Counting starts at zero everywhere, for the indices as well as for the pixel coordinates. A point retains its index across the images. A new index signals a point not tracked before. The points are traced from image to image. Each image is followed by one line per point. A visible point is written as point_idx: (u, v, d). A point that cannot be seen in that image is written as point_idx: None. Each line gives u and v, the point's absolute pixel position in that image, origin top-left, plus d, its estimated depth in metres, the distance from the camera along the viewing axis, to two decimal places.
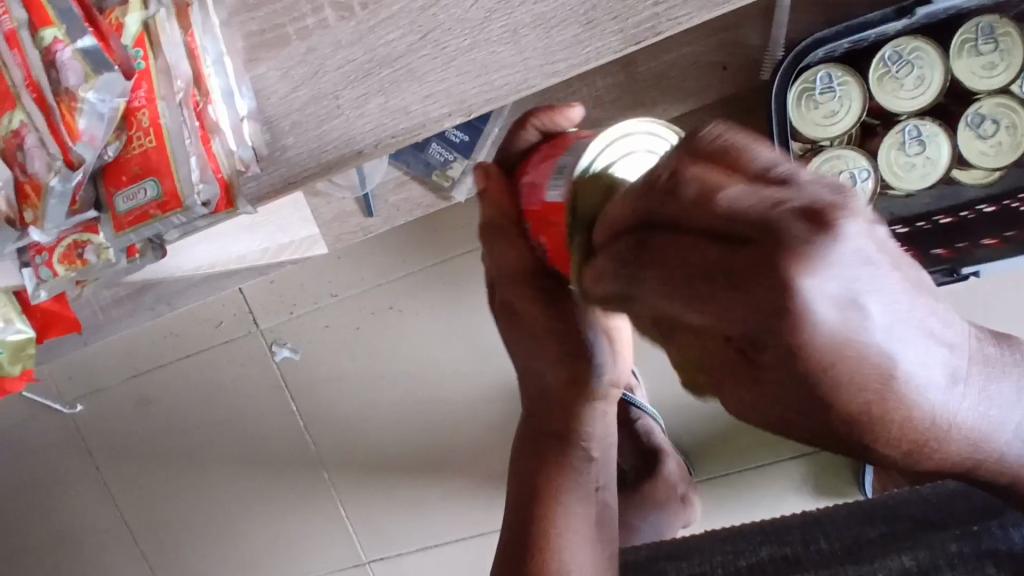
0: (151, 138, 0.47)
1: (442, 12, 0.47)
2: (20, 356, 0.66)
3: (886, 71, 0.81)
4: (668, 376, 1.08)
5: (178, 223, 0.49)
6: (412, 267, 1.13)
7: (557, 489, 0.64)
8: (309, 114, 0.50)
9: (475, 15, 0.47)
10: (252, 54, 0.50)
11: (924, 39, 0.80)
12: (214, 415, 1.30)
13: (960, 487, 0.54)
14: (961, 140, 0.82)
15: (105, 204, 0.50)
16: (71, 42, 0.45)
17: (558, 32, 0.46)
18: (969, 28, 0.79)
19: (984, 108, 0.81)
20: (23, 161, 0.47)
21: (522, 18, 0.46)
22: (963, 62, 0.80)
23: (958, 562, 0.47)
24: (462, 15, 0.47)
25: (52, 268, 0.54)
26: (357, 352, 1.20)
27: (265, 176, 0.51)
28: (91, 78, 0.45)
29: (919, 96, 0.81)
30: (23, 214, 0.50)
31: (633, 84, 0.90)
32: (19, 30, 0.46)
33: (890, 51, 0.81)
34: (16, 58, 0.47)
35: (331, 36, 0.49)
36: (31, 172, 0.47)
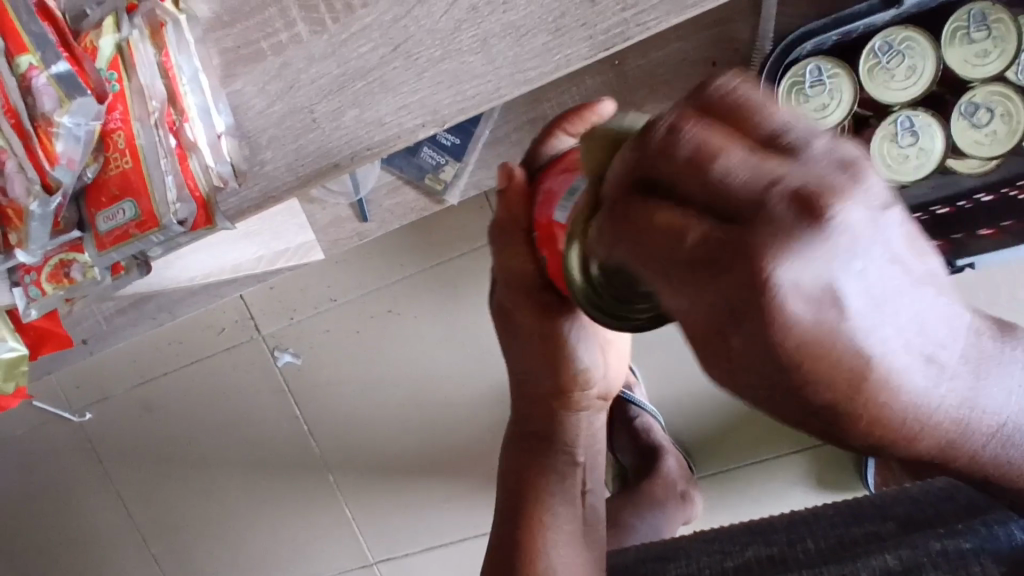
0: (128, 159, 0.48)
1: (413, 24, 0.47)
2: (15, 373, 0.67)
3: (877, 62, 0.81)
4: (668, 373, 1.08)
5: (157, 242, 0.49)
6: (409, 270, 1.13)
7: (546, 487, 0.64)
8: (286, 128, 0.50)
9: (445, 26, 0.47)
10: (227, 71, 0.50)
11: (914, 29, 0.79)
12: (219, 420, 1.32)
13: (949, 485, 0.54)
14: (955, 130, 0.81)
15: (88, 224, 0.51)
16: (45, 68, 0.46)
17: (528, 40, 0.46)
18: (960, 16, 0.79)
19: (978, 96, 0.80)
20: (4, 185, 0.48)
21: (491, 28, 0.46)
22: (956, 51, 0.79)
23: (939, 560, 0.47)
24: (432, 26, 0.47)
25: (42, 287, 0.55)
26: (358, 355, 1.21)
27: (244, 192, 0.51)
28: (65, 103, 0.46)
29: (911, 87, 0.80)
30: (9, 236, 0.50)
31: (622, 82, 0.89)
32: None
33: (881, 42, 0.80)
34: None
35: (304, 51, 0.49)
36: (12, 196, 0.48)
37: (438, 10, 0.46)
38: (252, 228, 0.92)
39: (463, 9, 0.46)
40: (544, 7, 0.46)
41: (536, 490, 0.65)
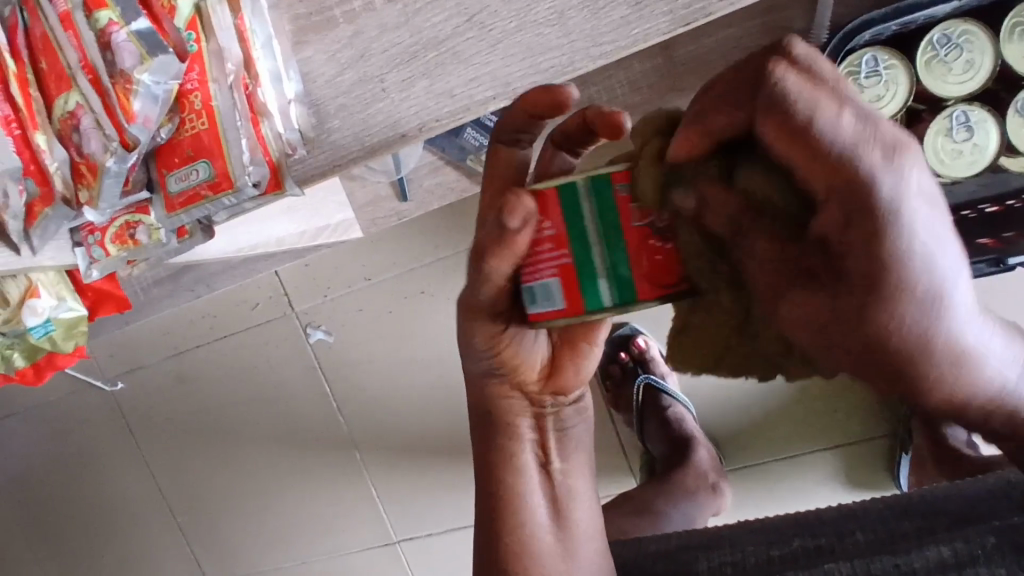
0: (204, 121, 0.48)
1: None
2: (76, 332, 0.69)
3: (934, 55, 0.80)
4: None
5: (228, 204, 0.50)
6: (444, 252, 1.14)
7: (505, 484, 0.55)
8: (355, 97, 0.51)
9: None
10: (299, 37, 0.50)
11: (975, 22, 0.77)
12: (249, 395, 1.33)
13: (1003, 484, 0.54)
14: (1009, 127, 0.80)
15: (157, 184, 0.52)
16: (126, 25, 0.46)
17: (606, 13, 0.46)
18: (1020, 12, 0.77)
19: None
20: (79, 142, 0.49)
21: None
22: (1014, 47, 0.78)
23: (997, 554, 0.47)
24: None
25: (105, 247, 0.56)
26: (390, 336, 1.22)
27: (311, 159, 0.51)
28: (147, 60, 0.46)
29: (967, 81, 0.79)
30: (79, 194, 0.51)
31: (672, 68, 0.89)
32: (74, 10, 0.47)
33: (940, 34, 0.79)
34: (71, 39, 0.47)
35: (377, 19, 0.49)
36: (86, 152, 0.48)
37: None
38: (296, 210, 0.94)
39: None
40: None
41: (494, 487, 0.56)
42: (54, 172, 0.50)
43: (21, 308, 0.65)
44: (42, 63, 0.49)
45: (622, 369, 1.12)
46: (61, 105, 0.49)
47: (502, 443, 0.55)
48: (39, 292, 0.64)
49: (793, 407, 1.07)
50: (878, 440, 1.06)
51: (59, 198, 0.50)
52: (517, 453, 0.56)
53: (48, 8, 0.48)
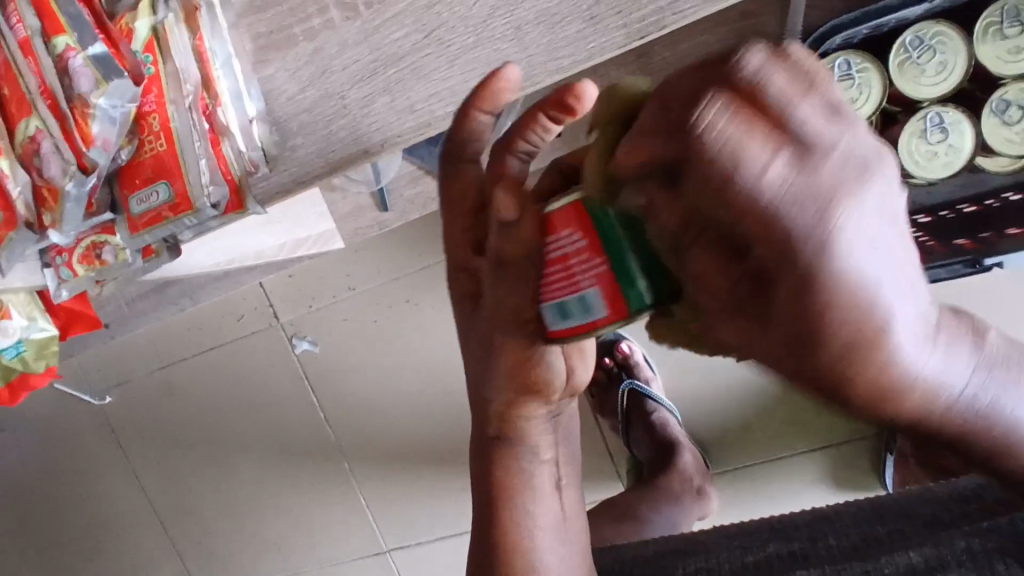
0: (162, 142, 0.49)
1: (446, 10, 0.47)
2: (45, 352, 0.69)
3: (908, 57, 0.80)
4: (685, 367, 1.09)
5: (190, 224, 0.50)
6: (428, 261, 1.14)
7: (519, 497, 0.57)
8: (316, 115, 0.51)
9: (478, 13, 0.47)
10: (259, 57, 0.51)
11: (948, 23, 0.78)
12: (237, 406, 1.33)
13: (974, 487, 0.54)
14: (984, 127, 0.80)
15: (121, 205, 0.52)
16: (83, 49, 0.46)
17: (562, 28, 0.46)
18: (993, 12, 0.77)
19: (1010, 93, 0.78)
20: (39, 166, 0.49)
21: (525, 15, 0.46)
22: (987, 47, 0.78)
23: (968, 560, 0.46)
24: (465, 13, 0.47)
25: (72, 268, 0.56)
26: (376, 345, 1.22)
27: (274, 177, 0.52)
28: (102, 84, 0.46)
29: (941, 83, 0.79)
30: (42, 217, 0.51)
31: (647, 74, 0.89)
32: (33, 36, 0.47)
33: (912, 36, 0.79)
34: (31, 65, 0.48)
35: (336, 37, 0.49)
36: (47, 176, 0.49)
37: None
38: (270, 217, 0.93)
39: None
40: None
41: (505, 501, 0.57)
42: (18, 197, 0.50)
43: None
44: (4, 88, 0.50)
45: (607, 374, 1.12)
46: (23, 130, 0.49)
47: (519, 459, 0.56)
48: (10, 312, 0.65)
49: (779, 408, 1.07)
50: (865, 441, 1.06)
51: (21, 222, 0.51)
52: (532, 469, 0.56)
53: (8, 33, 0.48)
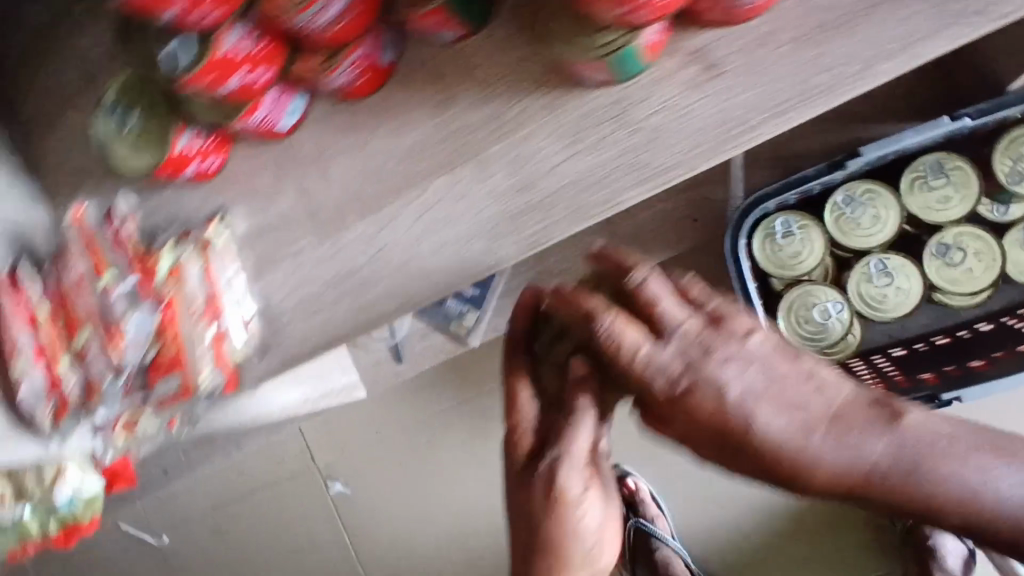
0: (174, 345, 0.62)
1: (360, 230, 0.63)
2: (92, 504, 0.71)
3: (843, 213, 0.89)
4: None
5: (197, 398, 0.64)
6: (444, 405, 1.27)
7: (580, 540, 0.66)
8: (303, 311, 0.66)
9: (393, 225, 0.62)
10: (258, 272, 0.66)
11: (870, 182, 0.88)
12: (283, 547, 1.40)
13: None
14: (931, 268, 0.89)
15: (148, 388, 0.64)
16: (121, 286, 0.60)
17: (446, 230, 0.61)
18: (918, 166, 0.87)
19: (948, 237, 0.88)
20: (89, 365, 0.61)
21: (425, 224, 0.61)
22: (916, 198, 0.88)
23: None
24: (374, 235, 0.63)
25: (118, 431, 0.69)
26: (402, 486, 1.32)
27: (267, 360, 0.66)
28: (137, 306, 0.59)
29: (878, 234, 0.88)
30: (87, 402, 0.61)
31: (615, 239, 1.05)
32: (88, 276, 0.60)
33: (844, 195, 0.89)
34: (87, 257, 0.61)
35: (316, 255, 0.65)
36: (96, 375, 0.61)
37: (382, 213, 0.62)
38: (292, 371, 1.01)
39: (539, 193, 0.58)
40: (481, 221, 0.60)
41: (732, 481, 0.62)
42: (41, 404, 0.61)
43: (54, 484, 0.71)
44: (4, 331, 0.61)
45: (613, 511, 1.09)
46: (76, 341, 0.61)
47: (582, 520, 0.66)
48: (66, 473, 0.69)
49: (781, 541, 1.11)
50: None
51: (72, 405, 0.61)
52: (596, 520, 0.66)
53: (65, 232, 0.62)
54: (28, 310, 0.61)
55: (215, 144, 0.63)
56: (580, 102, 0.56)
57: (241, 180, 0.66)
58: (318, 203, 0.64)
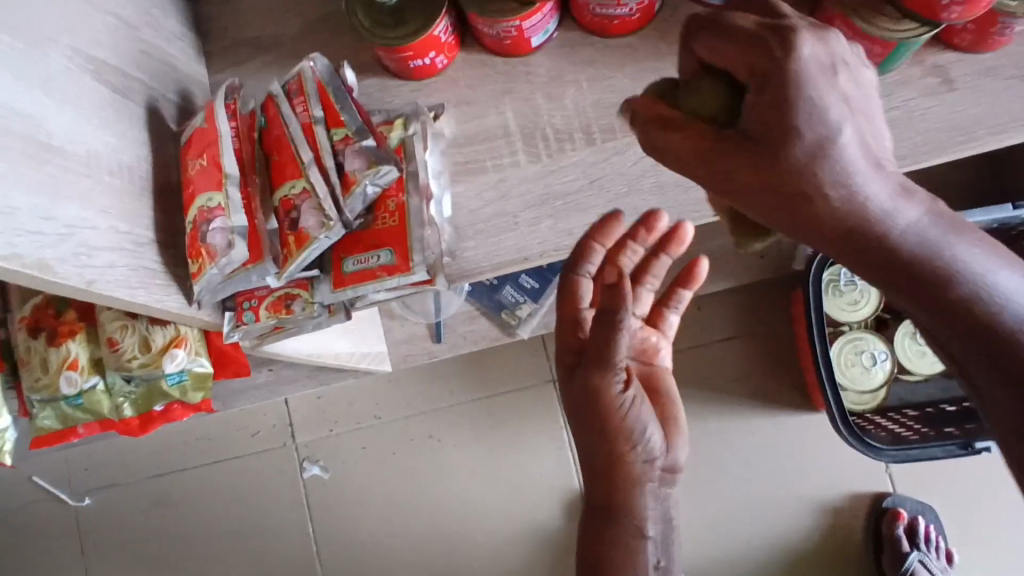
0: (395, 219, 0.57)
1: (576, 157, 0.64)
2: (201, 385, 0.63)
3: None
4: (693, 521, 1.17)
5: (396, 285, 0.57)
6: (458, 399, 1.23)
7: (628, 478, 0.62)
8: (493, 225, 0.65)
9: (612, 160, 0.64)
10: (455, 177, 0.65)
11: None
12: (236, 528, 1.26)
13: None
14: None
15: (331, 265, 0.59)
16: (357, 140, 0.55)
17: (665, 174, 0.64)
18: None
19: None
20: (296, 217, 0.55)
21: (644, 165, 0.64)
22: None
23: None
24: (590, 165, 0.64)
25: (257, 313, 0.61)
26: (392, 478, 1.24)
27: (451, 266, 0.64)
28: (373, 165, 0.55)
29: None
30: (286, 262, 0.56)
31: None
32: (316, 124, 0.56)
33: None
34: (322, 105, 0.57)
35: (520, 173, 0.65)
36: (302, 226, 0.55)
37: (604, 146, 0.64)
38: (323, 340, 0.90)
39: None
40: None
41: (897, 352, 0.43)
42: (233, 241, 0.53)
43: (161, 355, 0.60)
44: (201, 160, 0.55)
45: None
46: (285, 188, 0.56)
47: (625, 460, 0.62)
48: (185, 342, 0.60)
49: None
50: None
51: (268, 257, 0.55)
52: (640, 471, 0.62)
53: (277, 89, 0.58)
54: (236, 147, 0.56)
55: (451, 44, 0.64)
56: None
57: (460, 86, 0.66)
58: (537, 123, 0.65)
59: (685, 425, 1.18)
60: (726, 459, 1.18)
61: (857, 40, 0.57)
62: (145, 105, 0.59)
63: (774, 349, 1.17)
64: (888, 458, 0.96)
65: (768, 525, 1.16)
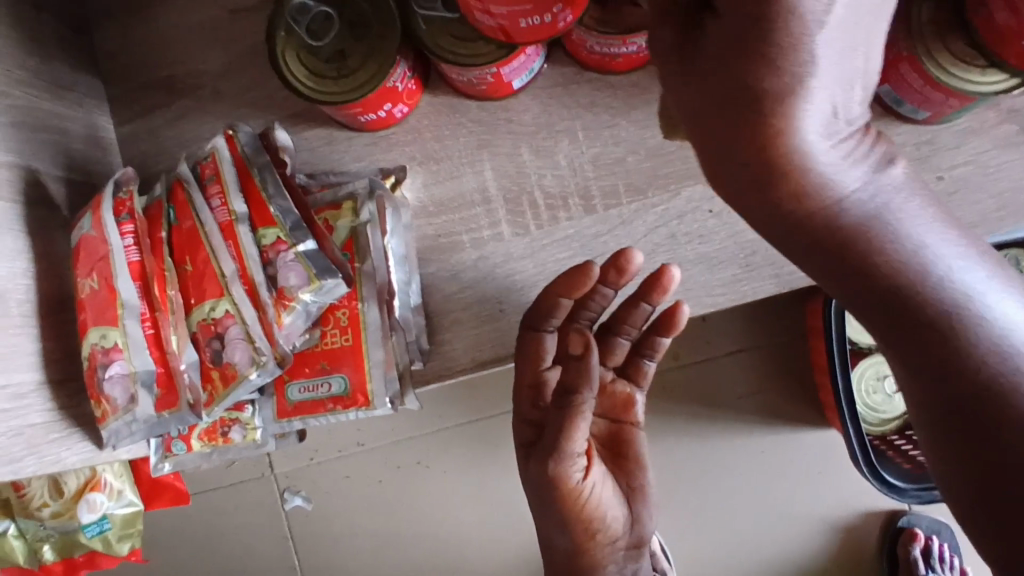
0: (348, 338, 0.49)
1: (572, 227, 0.52)
2: (129, 530, 0.68)
3: None
4: (717, 548, 1.05)
5: (352, 417, 0.49)
6: (445, 423, 1.07)
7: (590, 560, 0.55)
8: (471, 313, 0.52)
9: (619, 230, 0.52)
10: (423, 255, 0.52)
11: None
12: (209, 567, 1.12)
13: None
14: None
15: (272, 387, 0.50)
16: (294, 245, 0.43)
17: (684, 247, 0.51)
18: None
19: None
20: (219, 350, 0.43)
21: (659, 237, 0.51)
22: None
23: None
24: (592, 237, 0.52)
25: (187, 442, 0.51)
26: (379, 509, 1.09)
27: (426, 369, 0.52)
28: (314, 281, 0.43)
29: None
30: (207, 401, 0.44)
31: None
32: (238, 224, 0.44)
33: None
34: (248, 197, 0.44)
35: (504, 248, 0.52)
36: (227, 361, 0.43)
37: (608, 214, 0.52)
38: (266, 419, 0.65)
39: None
40: (735, 244, 0.51)
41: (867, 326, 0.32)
42: (136, 394, 0.43)
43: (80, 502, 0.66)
44: (91, 281, 0.43)
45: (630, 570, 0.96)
46: (204, 309, 0.44)
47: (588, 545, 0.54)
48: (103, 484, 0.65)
49: None
50: None
51: (185, 404, 0.43)
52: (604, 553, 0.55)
53: (188, 170, 0.46)
54: (133, 260, 0.44)
55: (411, 90, 0.50)
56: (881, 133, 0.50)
57: (426, 138, 0.53)
58: (523, 187, 0.52)
59: (707, 445, 1.04)
60: (756, 481, 1.04)
61: (928, 89, 0.44)
62: (22, 196, 0.46)
63: (791, 361, 1.03)
64: (907, 502, 0.87)
65: (799, 553, 1.03)
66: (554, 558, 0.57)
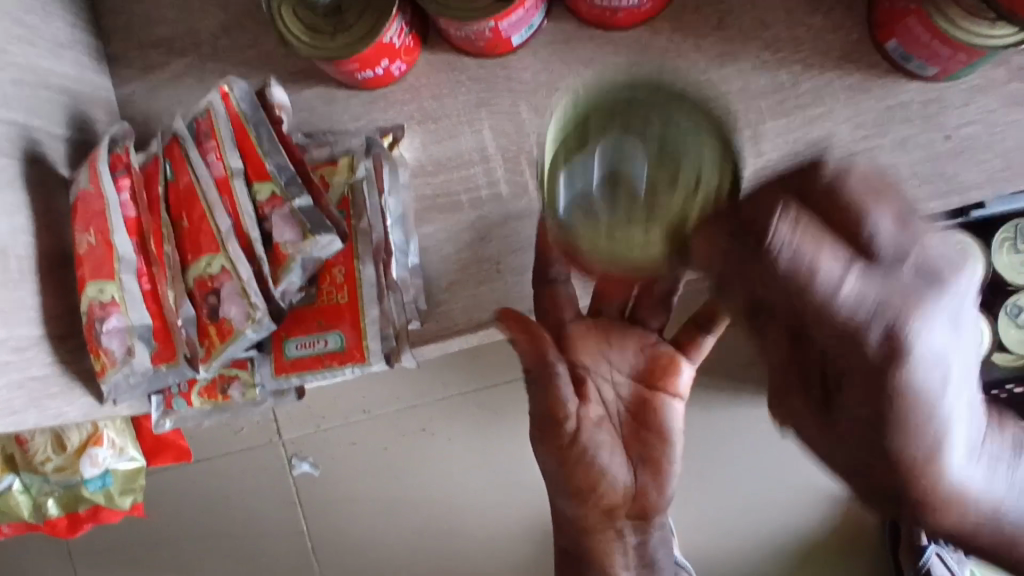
0: (344, 294, 0.49)
1: None
2: (131, 485, 0.70)
3: None
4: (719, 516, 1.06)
5: (349, 373, 0.50)
6: (449, 391, 1.07)
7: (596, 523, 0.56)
8: (469, 274, 0.52)
9: None
10: (421, 215, 0.52)
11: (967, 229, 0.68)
12: (218, 528, 1.14)
13: None
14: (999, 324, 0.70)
15: (270, 344, 0.50)
16: (289, 200, 0.43)
17: None
18: None
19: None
20: (215, 305, 0.44)
21: None
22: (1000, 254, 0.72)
23: None
24: None
25: (188, 399, 0.52)
26: (383, 476, 1.10)
27: (424, 329, 0.51)
28: (308, 236, 0.42)
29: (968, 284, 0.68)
30: (203, 356, 0.45)
31: None
32: (233, 178, 0.43)
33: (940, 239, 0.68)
34: (242, 151, 0.44)
35: (503, 209, 0.52)
36: (223, 316, 0.44)
37: None
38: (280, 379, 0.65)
39: None
40: None
41: None
42: (134, 347, 0.43)
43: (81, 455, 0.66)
44: (88, 236, 0.43)
45: None
46: (200, 265, 0.44)
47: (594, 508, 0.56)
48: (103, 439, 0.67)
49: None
50: None
51: (183, 357, 0.44)
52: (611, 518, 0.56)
53: (182, 126, 0.45)
54: (130, 215, 0.44)
55: (408, 47, 0.50)
56: (887, 93, 0.49)
57: (425, 97, 0.52)
58: (521, 146, 0.52)
59: (711, 415, 1.04)
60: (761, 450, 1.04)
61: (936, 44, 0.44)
62: (19, 150, 0.45)
63: None
64: None
65: (799, 521, 1.04)
66: (563, 524, 0.59)
